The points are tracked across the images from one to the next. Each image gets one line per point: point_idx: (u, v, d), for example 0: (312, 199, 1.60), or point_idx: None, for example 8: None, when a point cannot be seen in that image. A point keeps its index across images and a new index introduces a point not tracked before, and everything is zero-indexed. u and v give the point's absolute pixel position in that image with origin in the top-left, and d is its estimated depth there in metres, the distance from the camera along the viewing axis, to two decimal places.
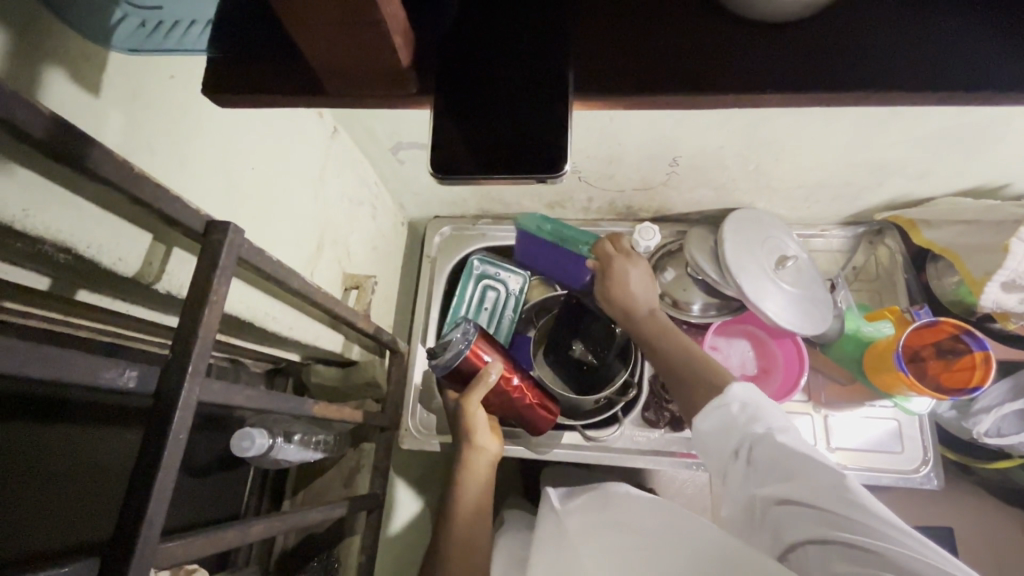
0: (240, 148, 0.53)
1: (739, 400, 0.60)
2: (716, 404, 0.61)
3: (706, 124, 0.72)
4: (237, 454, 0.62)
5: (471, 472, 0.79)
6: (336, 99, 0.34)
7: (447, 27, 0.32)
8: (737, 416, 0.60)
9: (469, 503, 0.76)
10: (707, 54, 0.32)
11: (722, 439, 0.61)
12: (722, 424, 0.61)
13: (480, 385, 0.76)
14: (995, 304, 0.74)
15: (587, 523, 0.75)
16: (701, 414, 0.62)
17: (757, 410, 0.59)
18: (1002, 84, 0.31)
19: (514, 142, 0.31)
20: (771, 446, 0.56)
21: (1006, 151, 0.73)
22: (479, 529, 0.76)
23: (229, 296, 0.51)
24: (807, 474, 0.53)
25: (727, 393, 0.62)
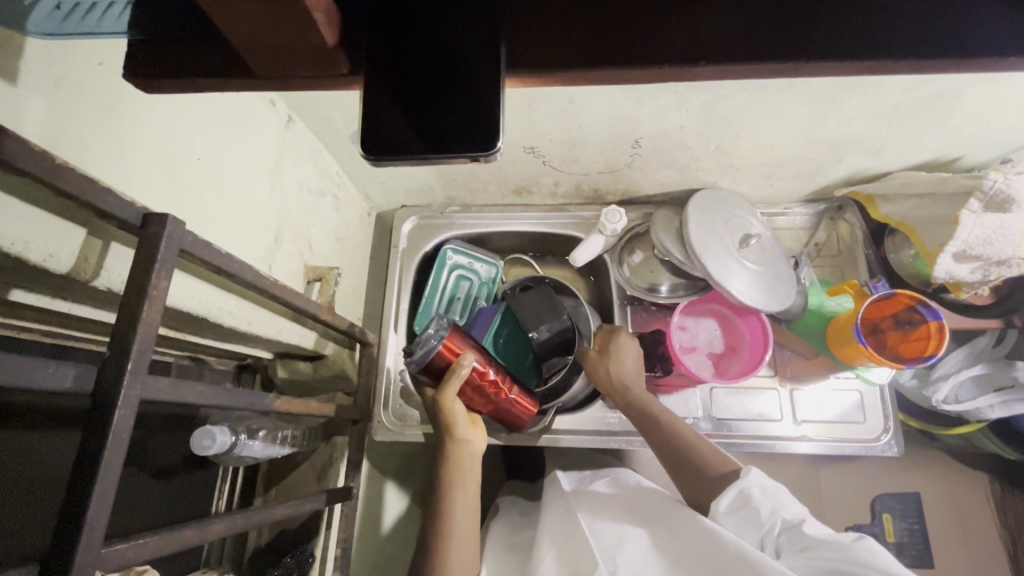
0: (183, 137, 0.51)
1: (757, 485, 0.65)
2: (734, 489, 0.66)
3: (667, 103, 0.72)
4: (198, 452, 0.60)
5: (455, 465, 0.77)
6: (264, 78, 0.33)
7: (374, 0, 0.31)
8: (757, 499, 0.64)
9: (458, 494, 0.74)
10: (649, 23, 0.32)
11: (738, 521, 0.65)
12: (741, 508, 0.65)
13: (453, 379, 0.75)
14: (949, 274, 0.76)
15: (594, 513, 0.79)
16: (722, 504, 0.66)
17: (775, 496, 0.65)
18: (932, 51, 0.32)
19: (452, 120, 0.31)
20: (798, 528, 0.61)
21: (957, 124, 0.74)
22: (467, 515, 0.74)
23: (176, 291, 0.49)
24: (833, 548, 0.57)
25: (748, 476, 0.66)
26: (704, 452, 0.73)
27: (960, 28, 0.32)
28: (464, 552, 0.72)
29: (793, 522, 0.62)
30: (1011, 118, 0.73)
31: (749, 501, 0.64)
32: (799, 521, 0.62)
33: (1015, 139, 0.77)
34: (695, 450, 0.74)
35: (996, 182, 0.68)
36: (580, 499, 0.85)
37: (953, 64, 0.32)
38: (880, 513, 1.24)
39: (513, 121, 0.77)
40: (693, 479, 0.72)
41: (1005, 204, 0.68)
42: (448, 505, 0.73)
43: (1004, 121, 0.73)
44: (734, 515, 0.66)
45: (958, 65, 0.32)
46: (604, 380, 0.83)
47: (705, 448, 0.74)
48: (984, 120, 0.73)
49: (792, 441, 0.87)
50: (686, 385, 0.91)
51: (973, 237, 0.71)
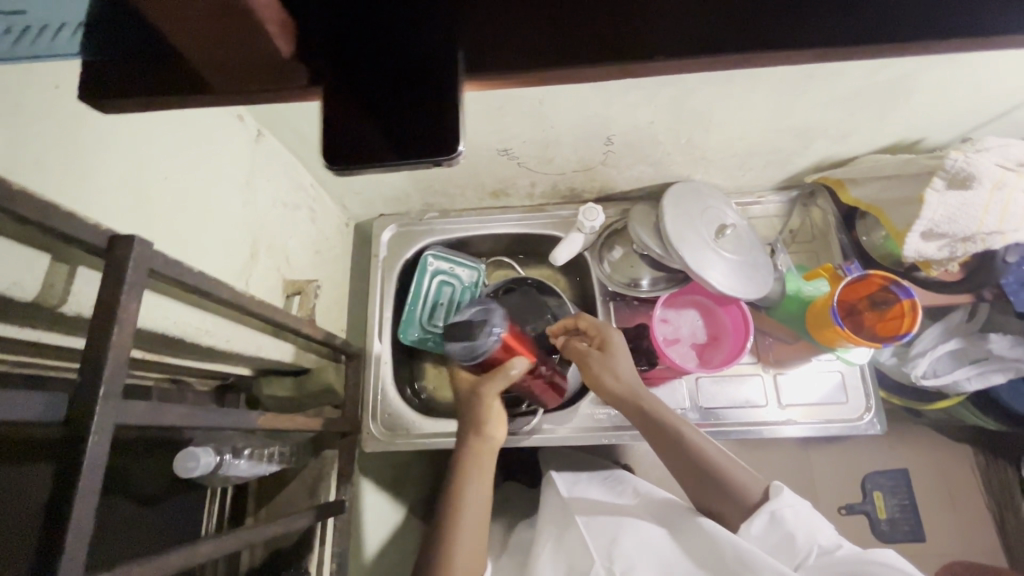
0: (149, 158, 0.51)
1: (791, 506, 0.65)
2: (766, 511, 0.66)
3: (635, 100, 0.73)
4: (182, 475, 0.59)
5: (477, 460, 0.76)
6: (225, 95, 0.32)
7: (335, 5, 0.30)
8: (791, 522, 0.64)
9: (471, 491, 0.74)
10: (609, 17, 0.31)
11: (771, 547, 0.64)
12: (774, 531, 0.64)
13: (502, 378, 0.75)
14: (918, 253, 0.77)
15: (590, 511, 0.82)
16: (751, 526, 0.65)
17: (809, 521, 0.65)
18: (874, 36, 0.32)
19: (407, 123, 0.30)
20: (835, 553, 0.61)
21: (917, 106, 0.76)
22: (479, 502, 0.74)
23: (149, 313, 0.49)
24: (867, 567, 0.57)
25: (781, 496, 0.66)
26: (729, 471, 0.71)
27: (910, 12, 0.33)
28: (471, 551, 0.72)
29: (829, 548, 0.62)
30: (968, 98, 0.75)
31: (784, 524, 0.64)
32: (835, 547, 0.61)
33: (975, 117, 0.79)
34: (720, 469, 0.72)
35: (957, 161, 0.70)
36: (574, 498, 0.86)
37: (906, 47, 0.33)
38: (871, 491, 1.27)
39: (484, 124, 0.77)
40: (711, 492, 0.72)
41: (966, 181, 0.70)
42: (461, 501, 0.73)
43: (962, 101, 0.76)
44: (767, 540, 0.65)
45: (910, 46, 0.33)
46: (616, 389, 0.79)
47: (731, 465, 0.72)
48: (942, 101, 0.75)
49: (779, 426, 0.89)
50: (672, 377, 0.91)
51: (939, 216, 0.73)
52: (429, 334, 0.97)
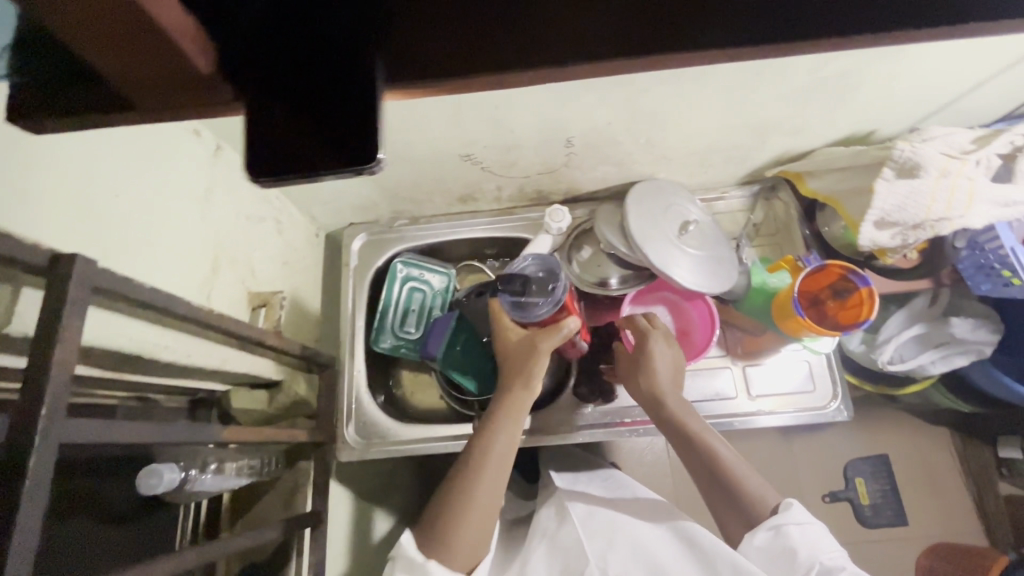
0: (93, 176, 0.52)
1: (795, 522, 0.64)
2: (770, 526, 0.64)
3: (589, 102, 0.74)
4: (147, 492, 0.59)
5: (512, 416, 0.76)
6: (153, 113, 0.33)
7: (253, 18, 0.31)
8: (794, 538, 0.63)
9: (497, 445, 0.73)
10: (529, 24, 0.31)
11: (772, 561, 0.63)
12: (776, 546, 0.63)
13: (558, 334, 0.77)
14: (873, 242, 0.79)
15: (587, 509, 0.82)
16: (755, 539, 0.65)
17: (812, 538, 0.63)
18: (802, 26, 0.32)
19: (329, 134, 0.31)
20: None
21: (864, 99, 0.78)
22: (505, 450, 0.73)
23: (101, 331, 0.49)
24: None
25: (787, 512, 0.65)
26: (743, 481, 0.71)
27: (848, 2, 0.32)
28: (482, 514, 0.70)
29: (831, 568, 0.60)
30: (912, 90, 0.77)
31: (787, 540, 0.62)
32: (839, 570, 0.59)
33: (922, 109, 0.81)
34: (735, 477, 0.71)
35: (904, 151, 0.72)
36: (571, 493, 0.88)
37: (856, 40, 0.32)
38: (853, 478, 1.29)
39: (444, 130, 0.78)
40: (723, 501, 0.71)
41: (913, 170, 0.72)
42: (484, 457, 0.72)
43: (907, 93, 0.78)
44: (767, 553, 0.64)
45: (853, 40, 0.32)
46: (640, 390, 0.81)
47: (746, 476, 0.71)
48: (888, 93, 0.77)
49: (750, 417, 0.91)
50: None
51: (889, 205, 0.75)
52: (401, 342, 0.98)
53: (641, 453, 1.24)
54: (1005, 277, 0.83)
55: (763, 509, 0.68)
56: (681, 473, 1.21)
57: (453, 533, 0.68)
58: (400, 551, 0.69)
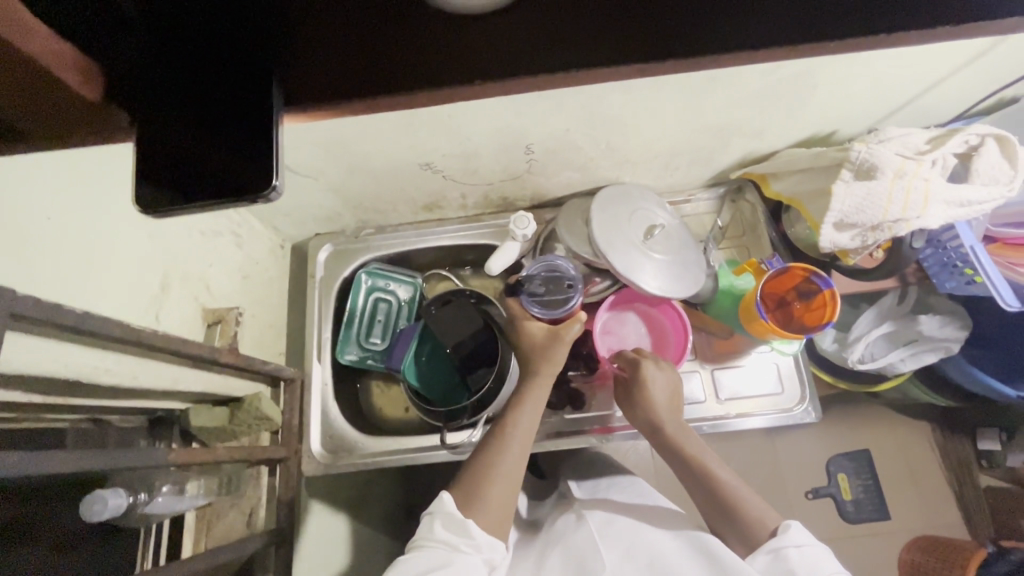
0: (25, 200, 0.50)
1: (795, 545, 0.64)
2: (770, 550, 0.65)
3: (544, 110, 0.73)
4: (92, 519, 0.58)
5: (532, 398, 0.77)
6: (46, 143, 0.32)
7: (140, 49, 0.30)
8: (795, 560, 0.63)
9: (519, 424, 0.74)
10: (421, 49, 0.32)
11: None
12: (778, 569, 0.63)
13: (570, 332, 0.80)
14: (833, 244, 0.79)
15: (605, 516, 0.78)
16: (757, 558, 0.65)
17: (814, 560, 0.63)
18: (698, 39, 0.32)
19: (231, 162, 0.31)
20: None
21: (821, 100, 0.78)
22: (530, 426, 0.74)
23: (29, 360, 0.48)
24: None
25: (786, 535, 0.65)
26: (742, 502, 0.71)
27: (751, 13, 0.33)
28: (505, 488, 0.69)
29: None
30: (869, 91, 0.77)
31: (786, 563, 0.63)
32: None
33: (880, 108, 0.81)
34: (734, 498, 0.71)
35: (861, 152, 0.72)
36: (593, 503, 0.83)
37: (766, 54, 0.33)
38: (835, 473, 1.30)
39: (399, 140, 0.77)
40: (722, 517, 0.72)
41: (870, 172, 0.72)
42: (506, 437, 0.73)
43: (863, 93, 0.77)
44: None
45: (760, 53, 0.33)
46: (636, 413, 0.80)
47: (745, 496, 0.72)
48: (844, 95, 0.77)
49: (719, 420, 0.90)
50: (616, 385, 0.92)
51: (848, 206, 0.75)
52: (367, 353, 0.97)
53: (622, 455, 1.23)
54: (968, 275, 0.84)
55: (762, 528, 0.68)
56: (660, 474, 1.21)
57: (484, 493, 0.68)
58: (440, 505, 0.68)
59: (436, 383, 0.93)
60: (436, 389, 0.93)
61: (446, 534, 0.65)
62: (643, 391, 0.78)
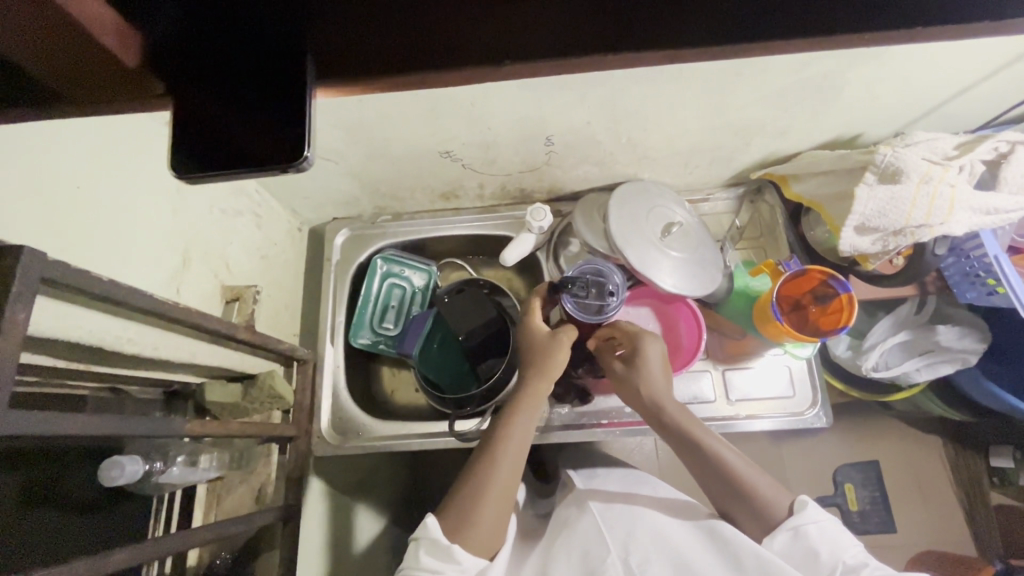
0: (57, 169, 0.52)
1: (815, 522, 0.65)
2: (789, 527, 0.65)
3: (565, 101, 0.73)
4: (109, 484, 0.59)
5: (529, 402, 0.76)
6: (86, 107, 0.33)
7: (174, 12, 0.30)
8: (815, 537, 0.64)
9: (513, 434, 0.73)
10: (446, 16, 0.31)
11: (797, 562, 0.64)
12: (798, 546, 0.64)
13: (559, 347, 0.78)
14: (853, 247, 0.78)
15: (607, 503, 0.79)
16: (774, 536, 0.65)
17: (832, 536, 0.64)
18: (720, 25, 0.32)
19: (264, 136, 0.31)
20: (860, 571, 0.60)
21: (847, 102, 0.77)
22: (524, 440, 0.74)
23: (56, 324, 0.49)
24: None
25: (804, 511, 0.66)
26: (753, 483, 0.70)
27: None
28: (496, 504, 0.69)
29: (854, 564, 0.61)
30: (897, 93, 0.76)
31: (807, 540, 0.64)
32: (865, 564, 0.61)
33: (906, 112, 0.80)
34: (743, 479, 0.71)
35: (886, 156, 0.71)
36: (589, 492, 0.84)
37: (802, 41, 0.33)
38: (842, 484, 1.28)
39: (420, 126, 0.77)
40: (731, 499, 0.71)
41: (896, 176, 0.71)
42: (499, 450, 0.72)
43: (890, 96, 0.76)
44: (790, 556, 0.64)
45: (794, 40, 0.33)
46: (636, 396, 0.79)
47: (755, 476, 0.71)
48: (871, 96, 0.76)
49: (728, 421, 0.90)
50: None
51: (869, 210, 0.74)
52: (380, 338, 0.98)
53: (626, 453, 1.23)
54: (990, 285, 0.83)
55: (773, 509, 0.68)
56: (664, 474, 1.21)
57: (477, 512, 0.67)
58: (424, 530, 0.67)
59: (446, 369, 0.93)
60: (446, 374, 0.93)
61: (431, 562, 0.65)
62: (642, 372, 0.78)
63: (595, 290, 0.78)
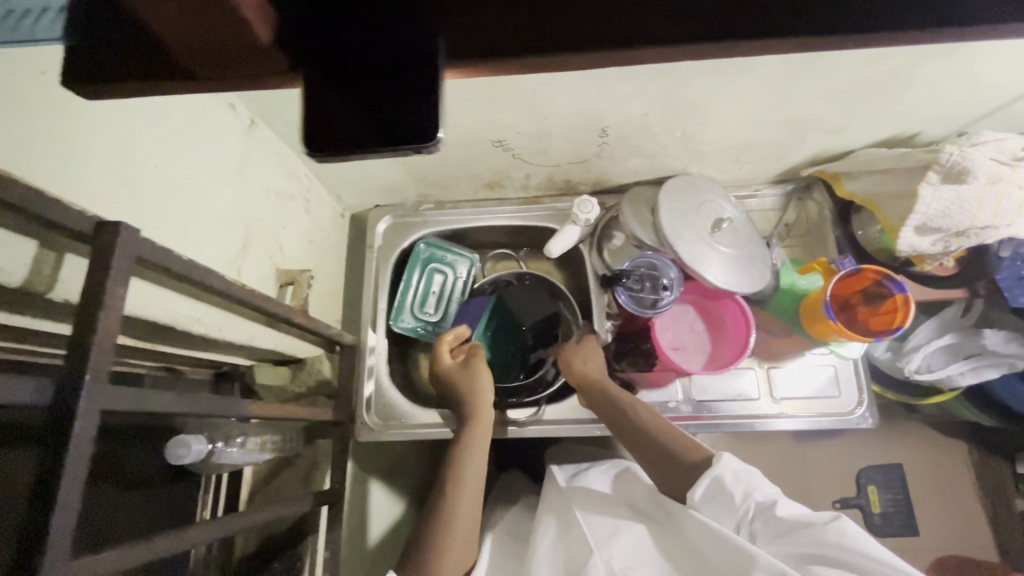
0: (136, 147, 0.52)
1: (729, 470, 0.65)
2: (707, 477, 0.66)
3: (628, 91, 0.72)
4: (174, 462, 0.60)
5: (465, 441, 0.79)
6: (208, 81, 0.32)
7: None
8: (730, 484, 0.64)
9: (466, 479, 0.76)
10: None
11: (715, 508, 0.65)
12: (715, 494, 0.65)
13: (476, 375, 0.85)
14: (911, 248, 0.77)
15: (589, 504, 0.79)
16: (696, 489, 0.66)
17: (748, 478, 0.65)
18: (843, 21, 0.32)
19: (388, 115, 0.31)
20: (770, 511, 0.61)
21: (913, 100, 0.76)
22: (478, 479, 0.77)
23: (138, 300, 0.49)
24: (810, 532, 0.58)
25: (719, 462, 0.66)
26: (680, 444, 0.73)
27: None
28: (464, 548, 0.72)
29: (766, 504, 0.62)
30: (965, 91, 0.74)
31: (723, 488, 0.64)
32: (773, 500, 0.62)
33: (969, 112, 0.79)
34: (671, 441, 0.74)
35: (951, 155, 0.69)
36: (574, 493, 0.82)
37: (938, 34, 0.32)
38: (865, 485, 1.27)
39: (478, 114, 0.77)
40: (666, 465, 0.73)
41: (961, 175, 0.69)
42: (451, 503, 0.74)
43: (956, 95, 0.75)
44: (710, 503, 0.66)
45: (919, 35, 0.32)
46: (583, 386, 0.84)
47: (679, 438, 0.74)
48: (938, 94, 0.75)
49: (771, 419, 0.90)
50: (672, 377, 0.92)
51: (933, 210, 0.72)
52: (421, 323, 0.98)
53: None
54: None
55: (700, 465, 0.69)
56: None
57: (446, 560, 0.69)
58: None
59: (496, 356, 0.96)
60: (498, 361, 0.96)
61: None
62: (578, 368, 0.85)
63: (650, 283, 0.85)
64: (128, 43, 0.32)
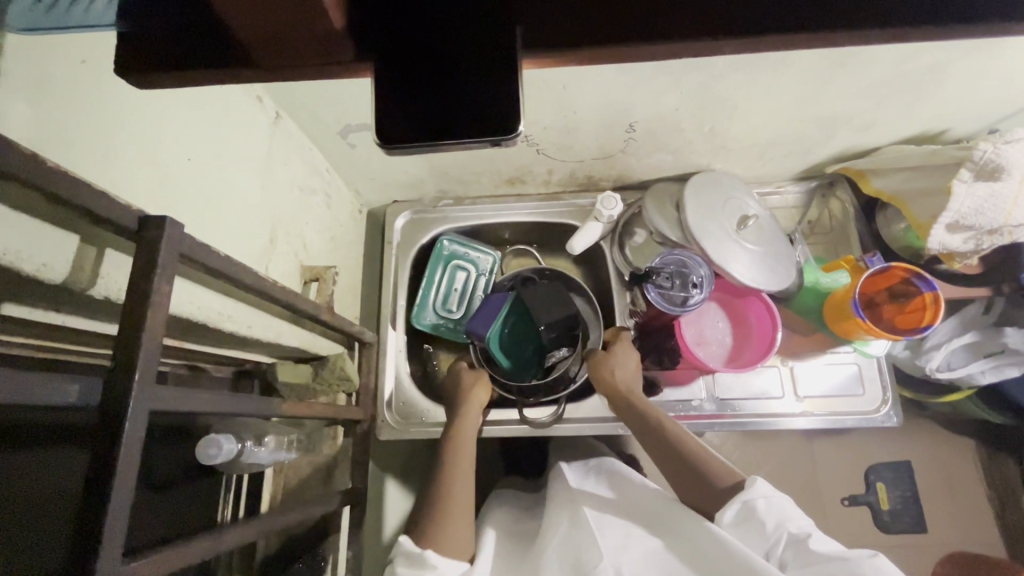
0: (171, 139, 0.51)
1: (762, 496, 0.62)
2: (737, 501, 0.63)
3: (660, 86, 0.71)
4: (204, 461, 0.59)
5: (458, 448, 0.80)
6: (268, 69, 0.31)
7: None
8: (762, 512, 0.62)
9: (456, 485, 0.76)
10: None
11: (744, 535, 0.62)
12: (746, 520, 0.62)
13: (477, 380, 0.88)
14: (942, 245, 0.76)
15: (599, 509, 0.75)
16: (726, 511, 0.63)
17: (781, 507, 0.62)
18: (934, 12, 0.31)
19: (462, 107, 0.30)
20: (803, 545, 0.58)
21: (945, 96, 0.75)
22: (468, 483, 0.77)
23: (176, 296, 0.48)
24: (844, 567, 0.54)
25: (752, 487, 0.63)
26: (709, 462, 0.71)
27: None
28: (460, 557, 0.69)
29: (799, 536, 0.59)
30: (997, 88, 0.74)
31: (754, 515, 0.61)
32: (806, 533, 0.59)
33: (999, 109, 0.79)
34: (700, 458, 0.72)
35: (986, 152, 0.68)
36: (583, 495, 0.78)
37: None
38: (875, 482, 1.27)
39: None
40: (694, 483, 0.70)
41: (995, 173, 0.69)
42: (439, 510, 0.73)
43: (989, 92, 0.75)
44: (739, 529, 0.63)
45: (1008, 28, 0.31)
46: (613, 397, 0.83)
47: (708, 458, 0.71)
48: (971, 91, 0.74)
49: (793, 418, 0.89)
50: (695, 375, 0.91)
51: (966, 207, 0.72)
52: (442, 320, 0.97)
53: None
54: None
55: (729, 489, 0.67)
56: None
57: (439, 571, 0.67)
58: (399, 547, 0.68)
59: (511, 354, 0.93)
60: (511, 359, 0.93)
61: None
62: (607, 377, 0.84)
63: (680, 281, 0.84)
64: (192, 34, 0.31)
